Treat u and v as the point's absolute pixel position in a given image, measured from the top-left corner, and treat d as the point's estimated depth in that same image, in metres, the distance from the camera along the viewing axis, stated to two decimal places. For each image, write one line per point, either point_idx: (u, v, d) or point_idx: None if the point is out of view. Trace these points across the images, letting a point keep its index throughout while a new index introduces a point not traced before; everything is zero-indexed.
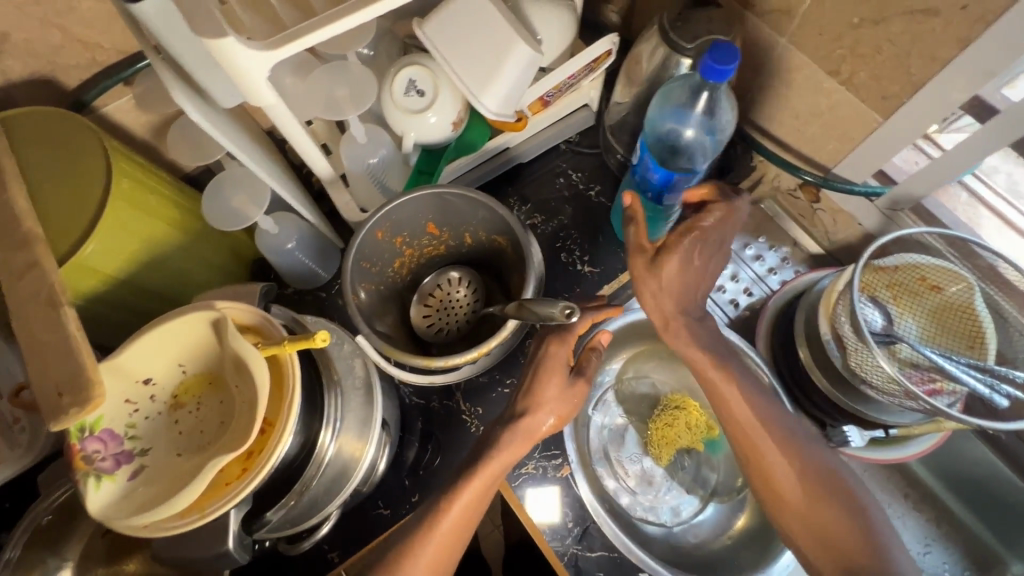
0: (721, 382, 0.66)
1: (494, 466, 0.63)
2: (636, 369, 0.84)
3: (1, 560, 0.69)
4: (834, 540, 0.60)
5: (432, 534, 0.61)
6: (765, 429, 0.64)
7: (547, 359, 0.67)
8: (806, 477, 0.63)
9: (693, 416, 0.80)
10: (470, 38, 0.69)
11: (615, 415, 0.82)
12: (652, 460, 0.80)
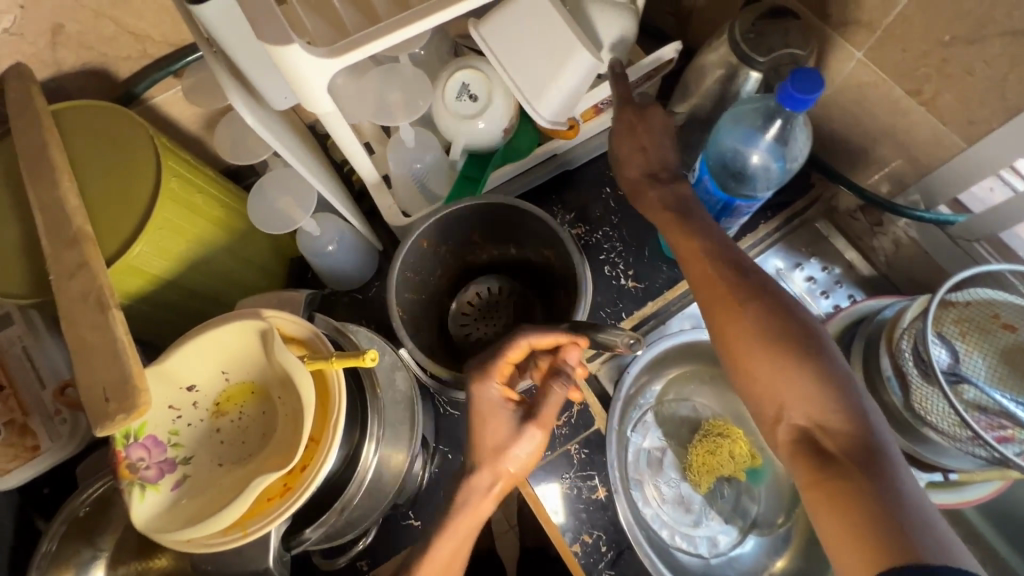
0: (720, 293, 0.57)
1: (462, 515, 0.57)
2: (678, 391, 0.82)
3: (38, 552, 0.69)
4: (821, 440, 0.50)
5: (431, 560, 0.56)
6: (741, 309, 0.55)
7: (495, 404, 0.59)
8: (789, 366, 0.52)
9: (737, 444, 0.77)
10: (528, 41, 0.65)
11: (654, 437, 0.79)
12: (690, 486, 0.77)
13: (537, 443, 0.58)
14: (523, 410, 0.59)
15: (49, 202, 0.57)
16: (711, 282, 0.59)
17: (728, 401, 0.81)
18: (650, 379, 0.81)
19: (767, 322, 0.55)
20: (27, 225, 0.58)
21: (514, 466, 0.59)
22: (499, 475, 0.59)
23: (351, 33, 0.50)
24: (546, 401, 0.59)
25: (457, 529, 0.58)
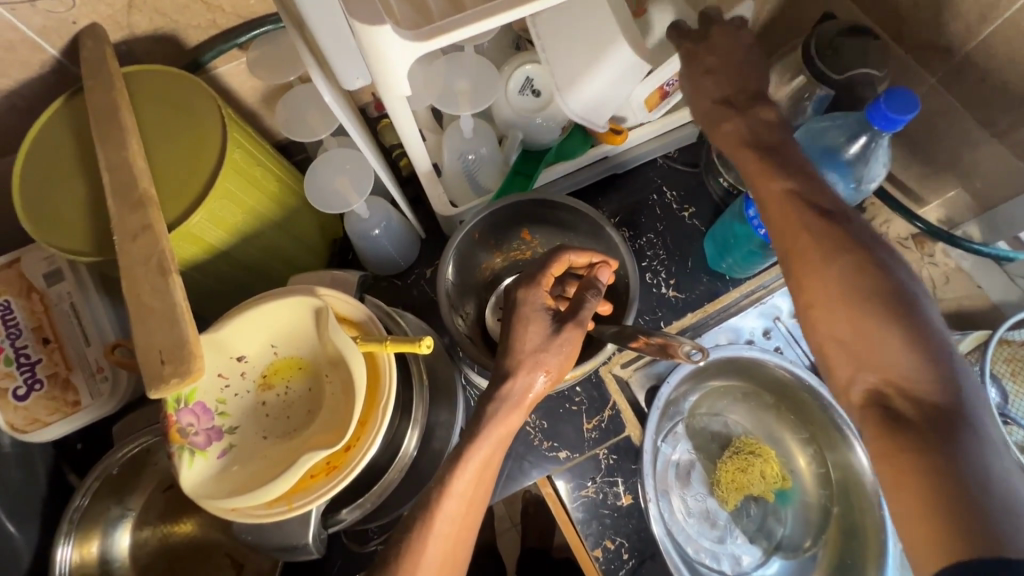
0: (803, 238, 0.53)
1: (485, 450, 0.57)
2: (712, 405, 0.81)
3: (70, 508, 0.68)
4: (896, 409, 0.46)
5: (436, 518, 0.54)
6: (826, 264, 0.52)
7: (536, 303, 0.61)
8: (870, 329, 0.49)
9: (768, 465, 0.77)
10: (578, 38, 0.63)
11: (683, 449, 0.78)
12: (717, 502, 0.76)
13: (571, 343, 0.59)
14: (560, 318, 0.60)
15: (118, 163, 0.58)
16: (794, 229, 0.54)
17: (760, 420, 0.81)
18: (688, 389, 0.80)
19: (854, 271, 0.51)
20: (94, 184, 0.59)
21: (541, 387, 0.59)
22: (519, 395, 0.58)
23: (436, 19, 0.50)
24: (582, 307, 0.60)
25: (464, 477, 0.55)
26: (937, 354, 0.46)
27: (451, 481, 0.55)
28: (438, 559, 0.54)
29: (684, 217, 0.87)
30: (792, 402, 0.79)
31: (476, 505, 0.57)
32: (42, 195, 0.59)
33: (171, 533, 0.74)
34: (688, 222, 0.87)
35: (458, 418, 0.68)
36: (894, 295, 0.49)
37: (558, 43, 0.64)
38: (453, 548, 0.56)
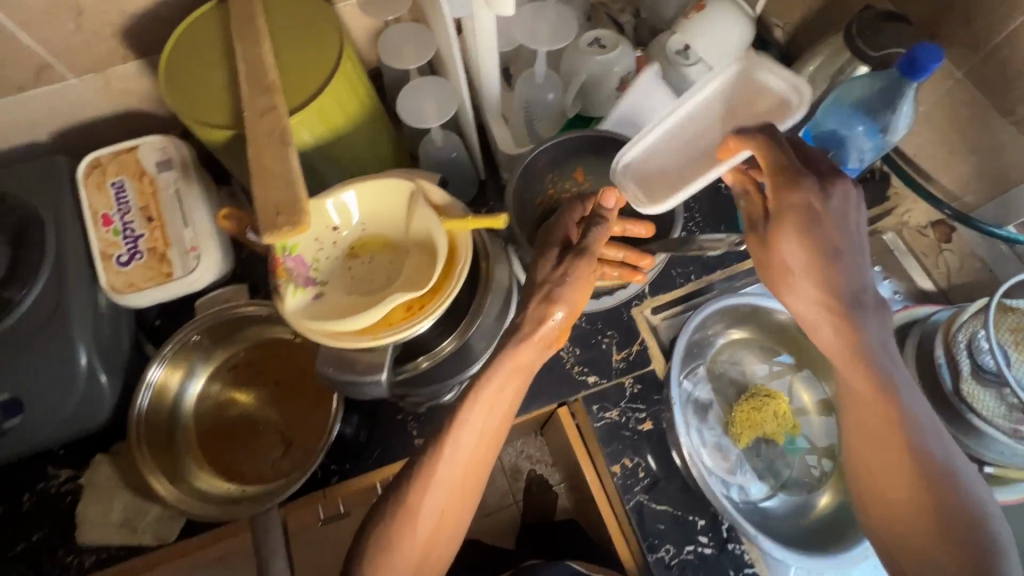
0: (867, 401, 0.60)
1: (499, 390, 0.65)
2: (733, 351, 0.88)
3: (158, 354, 0.78)
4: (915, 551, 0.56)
5: (436, 469, 0.63)
6: (886, 415, 0.59)
7: (553, 239, 0.68)
8: (910, 486, 0.57)
9: (781, 407, 0.83)
10: (710, 111, 0.74)
11: (703, 388, 0.85)
12: (730, 440, 0.82)
13: (578, 269, 0.65)
14: (575, 252, 0.66)
15: (254, 57, 0.68)
16: (856, 369, 0.60)
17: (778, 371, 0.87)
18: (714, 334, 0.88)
19: (883, 410, 0.59)
20: (231, 74, 0.69)
21: (553, 324, 0.65)
22: (520, 351, 0.65)
23: None
24: (598, 239, 0.67)
25: (479, 408, 0.64)
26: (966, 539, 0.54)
27: (449, 444, 0.64)
28: (445, 494, 0.64)
29: (720, 187, 0.95)
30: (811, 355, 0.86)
31: (481, 457, 0.65)
32: (186, 77, 0.69)
33: (231, 402, 0.83)
34: (724, 191, 0.95)
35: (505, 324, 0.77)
36: (940, 471, 0.56)
37: (705, 99, 0.74)
38: (459, 492, 0.65)
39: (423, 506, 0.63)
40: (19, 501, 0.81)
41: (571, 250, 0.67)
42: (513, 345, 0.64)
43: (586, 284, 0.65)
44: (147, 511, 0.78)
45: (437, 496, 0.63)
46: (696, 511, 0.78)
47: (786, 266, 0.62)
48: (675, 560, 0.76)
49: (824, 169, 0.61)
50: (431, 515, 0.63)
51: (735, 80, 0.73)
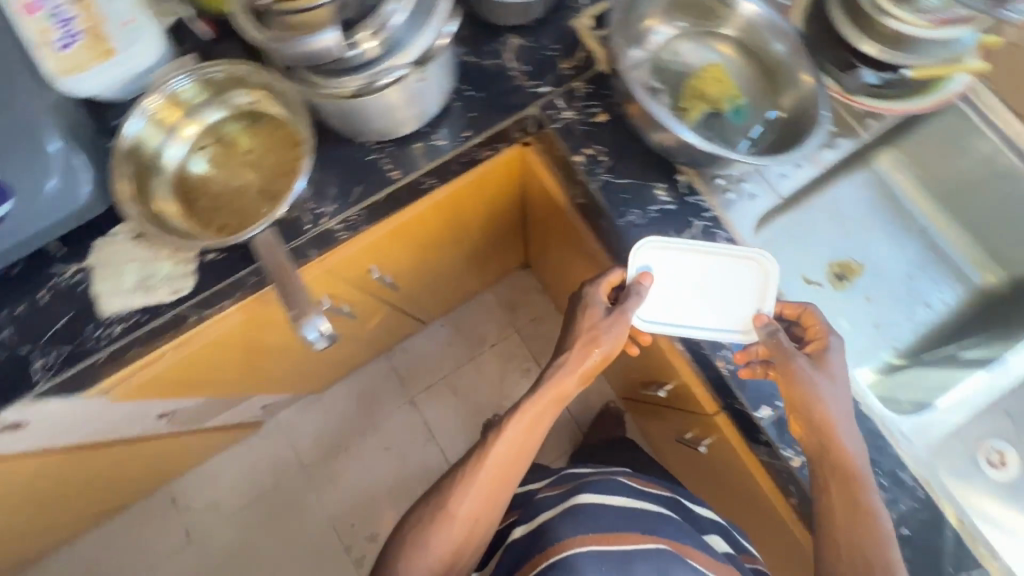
0: (842, 472, 0.71)
1: (563, 384, 0.81)
2: (692, 37, 0.92)
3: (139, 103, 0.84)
4: (863, 553, 0.69)
5: (489, 464, 0.81)
6: (858, 513, 0.70)
7: (555, 363, 0.82)
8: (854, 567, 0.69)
9: (721, 78, 0.90)
10: (707, 271, 0.82)
11: (651, 77, 0.91)
12: (682, 115, 0.89)
13: (618, 324, 0.79)
14: (579, 350, 0.81)
15: None
16: (863, 533, 0.69)
17: (733, 51, 0.91)
18: (653, 25, 0.92)
19: (850, 466, 0.71)
20: None
21: (603, 347, 0.80)
22: (527, 409, 0.82)
23: None
24: (598, 337, 0.80)
25: (515, 429, 0.82)
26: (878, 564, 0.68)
27: (495, 441, 0.82)
28: (476, 508, 0.80)
29: None
30: (762, 36, 0.89)
31: (497, 492, 0.81)
32: None
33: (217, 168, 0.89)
34: None
35: (437, 13, 0.73)
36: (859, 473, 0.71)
37: (698, 270, 0.82)
38: (493, 481, 0.81)
39: (456, 508, 0.79)
40: (36, 299, 0.87)
41: (587, 331, 0.81)
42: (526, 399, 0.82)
43: (580, 372, 0.81)
44: (159, 271, 0.86)
45: (462, 516, 0.79)
46: (659, 178, 0.86)
47: (836, 397, 0.74)
48: (648, 219, 0.84)
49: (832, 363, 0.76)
50: (468, 516, 0.80)
51: (719, 270, 0.82)
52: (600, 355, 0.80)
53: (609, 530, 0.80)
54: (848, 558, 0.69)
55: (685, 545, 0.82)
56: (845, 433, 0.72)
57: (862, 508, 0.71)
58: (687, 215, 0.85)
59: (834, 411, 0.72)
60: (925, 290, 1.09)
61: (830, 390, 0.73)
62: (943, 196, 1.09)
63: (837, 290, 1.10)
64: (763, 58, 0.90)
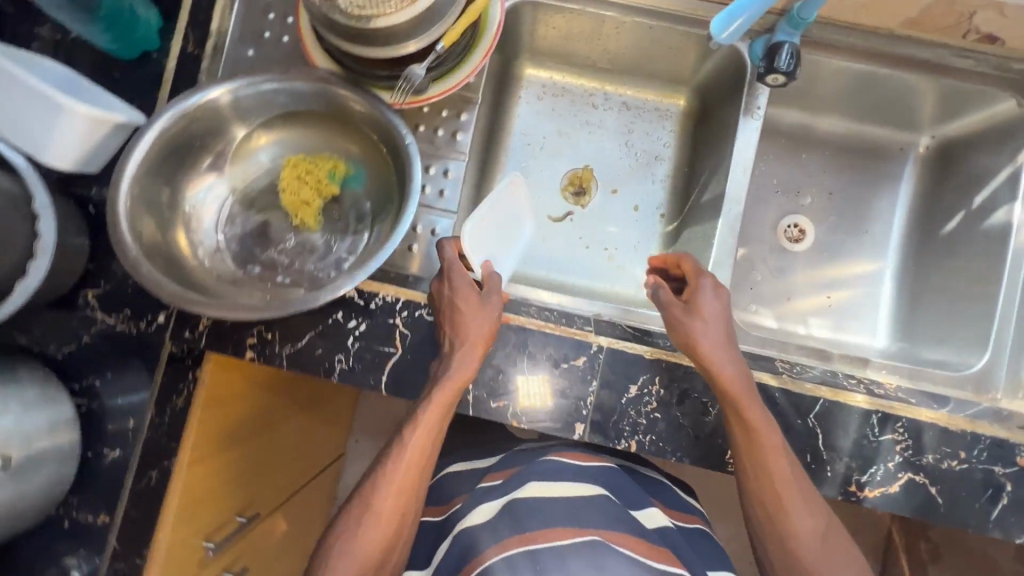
0: (733, 400, 0.67)
1: (454, 379, 0.70)
2: (246, 149, 0.78)
3: None
4: (770, 479, 0.65)
5: (402, 452, 0.69)
6: (762, 438, 0.66)
7: (445, 355, 0.72)
8: (764, 490, 0.66)
9: (304, 168, 0.78)
10: None
11: (246, 220, 0.78)
12: (303, 232, 0.77)
13: (495, 298, 0.74)
14: (463, 342, 0.71)
15: None
16: (771, 469, 0.66)
17: (295, 130, 0.79)
18: (195, 190, 0.76)
19: (737, 394, 0.67)
20: None
21: (490, 328, 0.72)
22: (435, 396, 0.70)
23: None
24: (463, 321, 0.71)
25: (425, 416, 0.70)
26: (788, 488, 0.65)
27: (412, 432, 0.70)
28: (385, 502, 0.68)
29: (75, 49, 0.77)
30: (302, 100, 0.75)
31: (408, 482, 0.69)
32: None
33: None
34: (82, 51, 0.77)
35: None
36: (747, 400, 0.67)
37: None
38: (410, 482, 0.69)
39: (375, 504, 0.68)
40: None
41: (456, 323, 0.71)
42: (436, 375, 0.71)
43: (475, 352, 0.71)
44: None
45: (379, 516, 0.67)
46: (332, 311, 0.76)
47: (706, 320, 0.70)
48: (354, 357, 0.75)
49: (711, 299, 0.71)
50: (394, 513, 0.68)
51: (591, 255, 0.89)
52: (485, 334, 0.72)
53: (536, 530, 0.66)
54: (760, 483, 0.66)
55: (618, 534, 0.68)
56: (728, 359, 0.68)
57: (767, 433, 0.67)
58: (385, 322, 0.76)
59: (709, 346, 0.69)
60: (645, 147, 1.06)
61: (704, 326, 0.69)
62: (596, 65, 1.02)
63: (584, 206, 1.08)
64: (311, 118, 0.78)
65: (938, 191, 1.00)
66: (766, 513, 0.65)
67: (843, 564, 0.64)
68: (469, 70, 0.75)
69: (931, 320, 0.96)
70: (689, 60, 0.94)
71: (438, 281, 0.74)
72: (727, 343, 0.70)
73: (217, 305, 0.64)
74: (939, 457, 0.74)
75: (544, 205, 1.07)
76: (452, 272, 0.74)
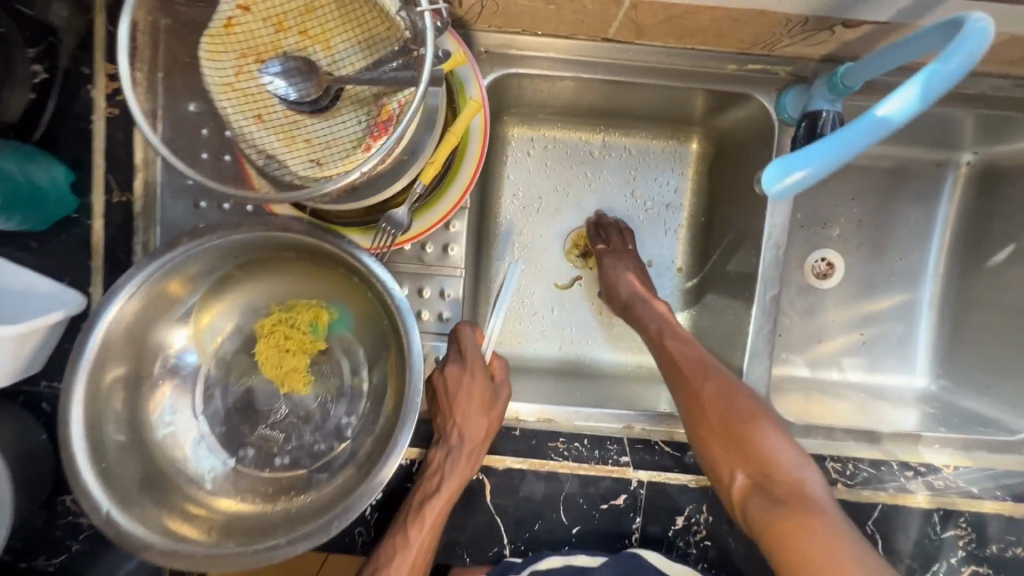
0: (687, 381, 0.69)
1: (455, 481, 0.66)
2: (206, 318, 0.66)
3: None
4: (735, 444, 0.64)
5: (408, 550, 0.64)
6: (710, 402, 0.67)
7: (451, 447, 0.68)
8: (727, 454, 0.64)
9: (282, 331, 0.66)
10: None
11: (224, 396, 0.67)
12: (294, 399, 0.67)
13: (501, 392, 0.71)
14: (468, 438, 0.67)
15: None
16: (718, 401, 0.66)
17: (262, 279, 0.68)
18: (165, 397, 0.64)
19: (688, 372, 0.70)
20: None
21: (493, 420, 0.69)
22: (441, 492, 0.66)
23: None
24: (467, 412, 0.68)
25: (429, 508, 0.66)
26: (730, 433, 0.64)
27: (417, 531, 0.65)
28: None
29: None
30: (266, 245, 0.64)
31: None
32: None
33: None
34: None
35: None
36: (699, 379, 0.69)
37: None
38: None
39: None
40: None
41: (458, 414, 0.68)
42: (436, 455, 0.68)
43: (477, 442, 0.68)
44: None
45: None
46: None
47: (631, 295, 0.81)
48: (376, 528, 0.70)
49: (611, 255, 0.85)
50: None
51: None
52: (491, 430, 0.69)
53: None
54: (709, 422, 0.66)
55: None
56: (667, 334, 0.75)
57: (717, 398, 0.67)
58: (402, 485, 0.71)
59: (629, 297, 0.81)
60: (654, 195, 0.92)
61: (609, 270, 0.84)
62: (590, 115, 0.88)
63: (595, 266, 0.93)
64: (272, 266, 0.67)
65: (982, 213, 0.90)
66: (727, 449, 0.64)
67: (809, 474, 0.60)
68: (459, 189, 0.65)
69: (976, 364, 0.89)
70: (699, 107, 0.81)
71: (451, 364, 0.70)
72: (643, 299, 0.80)
73: (210, 556, 0.54)
74: (1003, 546, 0.72)
75: (550, 272, 0.92)
76: (466, 357, 0.69)
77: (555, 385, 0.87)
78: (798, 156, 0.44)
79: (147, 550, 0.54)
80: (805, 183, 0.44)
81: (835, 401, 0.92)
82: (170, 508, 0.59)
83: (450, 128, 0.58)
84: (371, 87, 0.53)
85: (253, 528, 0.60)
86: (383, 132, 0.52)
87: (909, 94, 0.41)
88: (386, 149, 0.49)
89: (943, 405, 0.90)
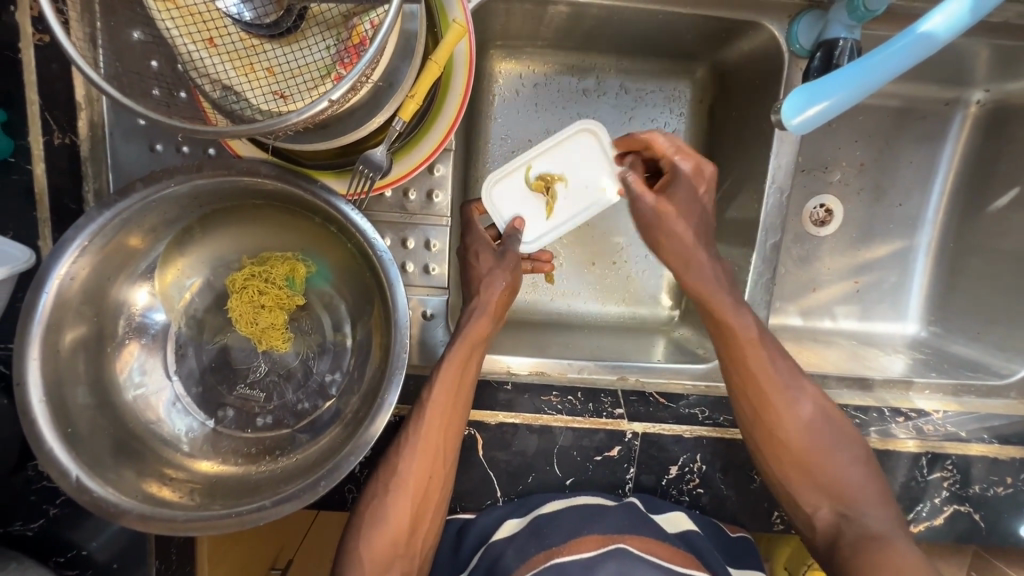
0: (767, 395, 0.64)
1: (463, 348, 0.64)
2: (174, 271, 0.61)
3: None
4: (828, 474, 0.62)
5: (422, 426, 0.62)
6: (798, 425, 0.64)
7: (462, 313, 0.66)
8: (809, 480, 0.63)
9: (255, 284, 0.62)
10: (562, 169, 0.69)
11: (194, 358, 0.62)
12: (274, 352, 0.64)
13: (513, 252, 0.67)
14: (478, 299, 0.66)
15: None
16: (805, 426, 0.64)
17: (232, 229, 0.63)
18: (130, 356, 0.60)
19: (763, 382, 0.64)
20: None
21: (503, 283, 0.66)
22: (454, 354, 0.64)
23: None
24: (477, 274, 0.66)
25: (437, 396, 0.63)
26: (821, 467, 0.63)
27: (430, 389, 0.63)
28: (405, 518, 0.61)
29: None
30: (235, 191, 0.58)
31: (426, 486, 0.62)
32: None
33: None
34: None
35: None
36: (781, 393, 0.64)
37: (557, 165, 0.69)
38: (422, 485, 0.62)
39: (393, 518, 0.61)
40: None
41: (473, 280, 0.67)
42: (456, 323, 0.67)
43: (490, 309, 0.65)
44: None
45: (397, 503, 0.61)
46: None
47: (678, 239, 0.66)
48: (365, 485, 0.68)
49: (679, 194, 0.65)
50: (408, 523, 0.62)
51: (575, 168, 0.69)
52: (504, 292, 0.66)
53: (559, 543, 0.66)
54: (797, 455, 0.63)
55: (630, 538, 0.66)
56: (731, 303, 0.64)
57: (806, 424, 0.64)
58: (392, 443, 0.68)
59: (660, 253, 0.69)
60: None
61: (679, 198, 0.65)
62: (582, 48, 0.81)
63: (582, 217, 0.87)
64: (247, 210, 0.62)
65: (989, 155, 0.86)
66: (812, 484, 0.63)
67: (891, 508, 0.61)
68: (445, 124, 0.59)
69: (971, 310, 0.88)
70: (702, 39, 0.76)
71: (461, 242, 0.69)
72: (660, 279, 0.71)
73: (190, 520, 0.52)
74: (987, 486, 0.73)
75: None
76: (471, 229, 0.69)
77: (547, 339, 0.83)
78: (826, 85, 0.45)
79: (123, 516, 0.52)
80: (829, 116, 0.45)
81: (825, 348, 0.91)
82: (146, 472, 0.57)
83: (431, 57, 0.52)
84: (339, 6, 0.47)
85: (237, 488, 0.58)
86: (354, 58, 0.46)
87: (948, 11, 0.43)
88: (360, 73, 0.42)
89: (934, 352, 0.90)
